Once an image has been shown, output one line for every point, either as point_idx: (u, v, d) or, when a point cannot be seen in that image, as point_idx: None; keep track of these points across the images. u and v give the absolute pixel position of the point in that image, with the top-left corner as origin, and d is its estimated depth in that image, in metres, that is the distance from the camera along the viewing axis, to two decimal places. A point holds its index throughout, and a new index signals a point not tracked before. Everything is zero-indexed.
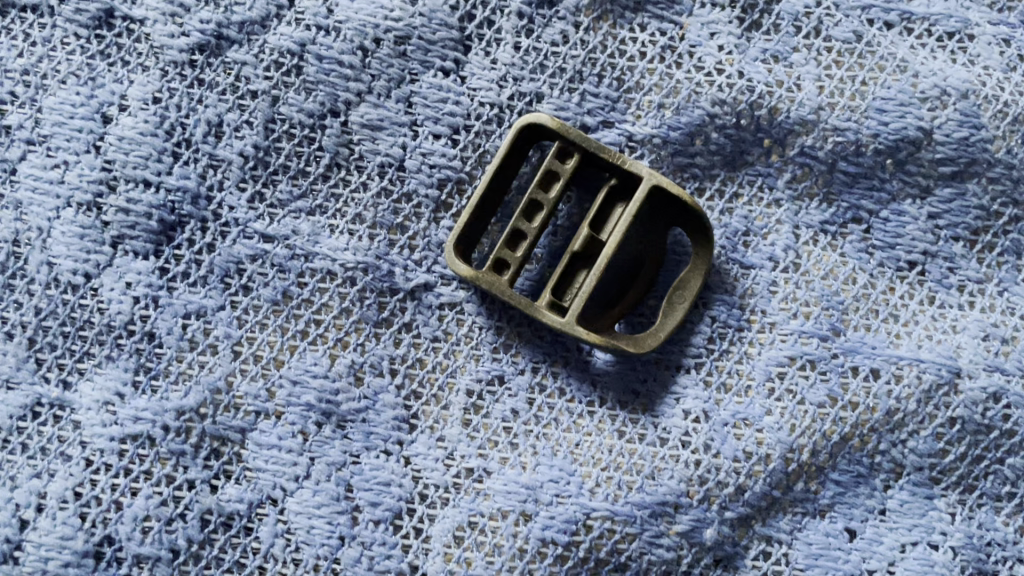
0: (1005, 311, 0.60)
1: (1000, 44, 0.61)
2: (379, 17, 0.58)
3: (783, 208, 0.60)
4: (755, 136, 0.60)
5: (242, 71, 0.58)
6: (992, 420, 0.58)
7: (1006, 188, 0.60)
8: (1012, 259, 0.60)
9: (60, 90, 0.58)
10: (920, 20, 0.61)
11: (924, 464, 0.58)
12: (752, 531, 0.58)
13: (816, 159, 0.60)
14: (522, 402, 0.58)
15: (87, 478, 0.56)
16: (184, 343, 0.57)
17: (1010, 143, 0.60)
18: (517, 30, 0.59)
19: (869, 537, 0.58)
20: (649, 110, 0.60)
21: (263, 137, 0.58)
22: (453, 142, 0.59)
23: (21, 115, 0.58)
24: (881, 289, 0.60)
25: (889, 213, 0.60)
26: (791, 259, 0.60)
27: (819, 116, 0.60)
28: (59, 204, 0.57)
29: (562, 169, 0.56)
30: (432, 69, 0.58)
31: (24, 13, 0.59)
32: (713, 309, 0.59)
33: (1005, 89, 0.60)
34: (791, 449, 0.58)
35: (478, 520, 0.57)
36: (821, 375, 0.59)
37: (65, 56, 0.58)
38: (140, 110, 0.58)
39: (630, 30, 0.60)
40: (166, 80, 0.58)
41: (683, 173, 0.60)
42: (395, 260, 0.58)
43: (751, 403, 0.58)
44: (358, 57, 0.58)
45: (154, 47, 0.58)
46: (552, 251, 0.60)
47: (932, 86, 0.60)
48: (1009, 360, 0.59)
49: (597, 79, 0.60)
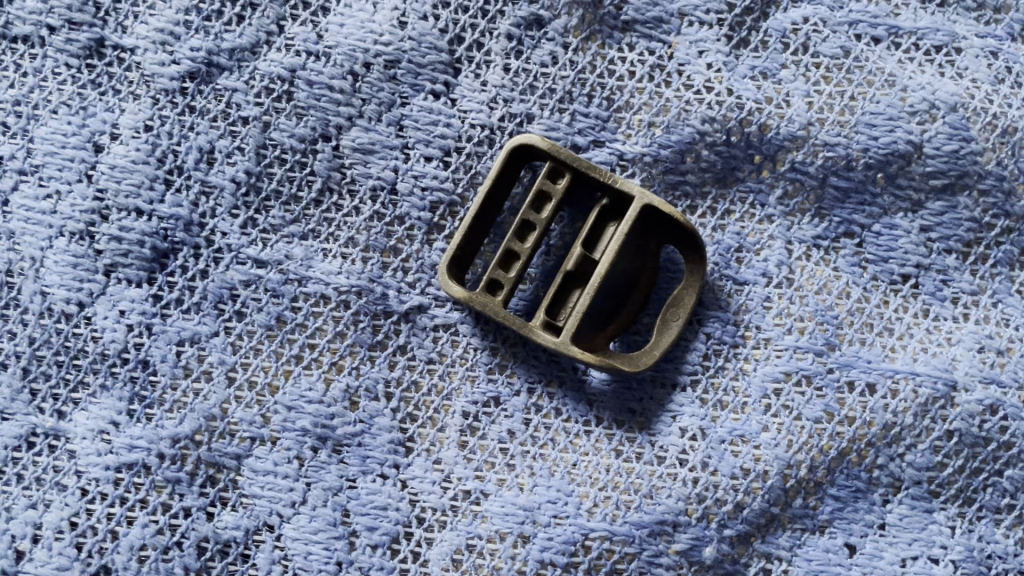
0: (1000, 323, 0.60)
1: (988, 56, 0.62)
2: (368, 41, 0.58)
3: (775, 223, 0.60)
4: (745, 152, 0.60)
5: (233, 98, 0.58)
6: (990, 432, 0.58)
7: (997, 200, 0.60)
8: (1005, 271, 0.60)
9: (52, 120, 0.58)
10: (907, 34, 0.62)
11: (922, 477, 0.58)
12: (751, 548, 0.58)
13: (807, 175, 0.60)
14: (518, 422, 0.58)
15: (83, 508, 0.56)
16: (179, 370, 0.57)
17: (1000, 154, 0.60)
18: (506, 52, 0.60)
19: (869, 552, 0.58)
20: (639, 129, 0.60)
21: (255, 163, 0.58)
22: (445, 164, 0.59)
23: (12, 146, 0.58)
24: (875, 303, 0.60)
25: (881, 227, 0.60)
26: (784, 274, 0.60)
27: (809, 131, 0.60)
28: (52, 233, 0.57)
29: (554, 189, 0.56)
30: (422, 92, 0.59)
31: (15, 44, 0.59)
32: (707, 326, 0.59)
33: (994, 102, 0.61)
34: (789, 465, 0.58)
35: (476, 543, 0.57)
36: (818, 391, 0.59)
37: (57, 86, 0.58)
38: (132, 138, 0.58)
39: (619, 50, 0.61)
40: (157, 108, 0.58)
41: (674, 190, 0.60)
42: (389, 282, 0.58)
43: (748, 420, 0.58)
44: (349, 82, 0.58)
45: (144, 75, 0.58)
46: (546, 271, 0.60)
47: (921, 99, 0.60)
48: (1005, 371, 0.59)
49: (587, 99, 0.60)
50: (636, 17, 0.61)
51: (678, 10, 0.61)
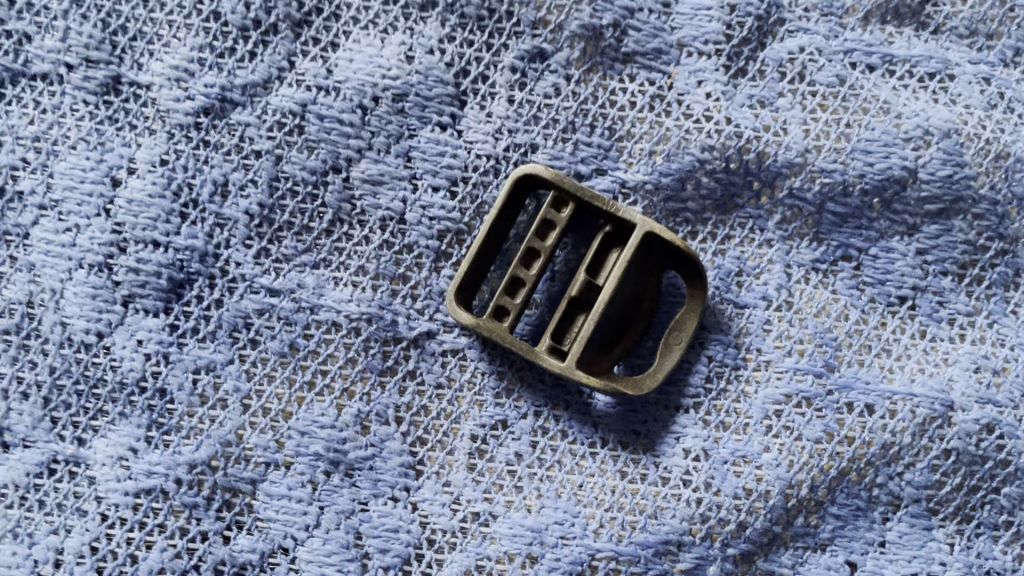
0: (996, 343, 0.61)
1: (981, 82, 0.63)
2: (376, 76, 0.60)
3: (774, 248, 0.62)
4: (744, 179, 0.62)
5: (246, 132, 0.60)
6: (986, 450, 0.60)
7: (991, 223, 0.62)
8: (1000, 292, 0.62)
9: (70, 155, 0.60)
10: (902, 62, 0.63)
11: (921, 496, 0.59)
12: (754, 566, 0.59)
13: (804, 201, 0.62)
14: (525, 445, 0.59)
15: (103, 533, 0.58)
16: (195, 397, 0.58)
17: (994, 179, 0.62)
18: (511, 84, 0.61)
19: (870, 569, 0.59)
20: (640, 157, 0.62)
21: (268, 195, 0.60)
22: (452, 194, 0.60)
23: (33, 181, 0.60)
24: (873, 325, 0.61)
25: (877, 251, 0.62)
26: (783, 297, 0.61)
27: (806, 158, 0.62)
28: (71, 266, 0.59)
29: (558, 217, 0.58)
30: (429, 124, 0.60)
31: (34, 81, 0.61)
32: (709, 348, 0.61)
33: (986, 127, 0.62)
34: (790, 484, 0.59)
35: (485, 564, 0.58)
36: (818, 412, 0.60)
37: (75, 122, 0.60)
38: (148, 172, 0.59)
39: (620, 81, 0.62)
40: (173, 143, 0.60)
41: (675, 217, 0.62)
42: (398, 309, 0.59)
43: (749, 441, 0.60)
44: (358, 115, 0.60)
45: (160, 111, 0.60)
46: (550, 297, 0.61)
47: (915, 126, 0.62)
48: (1001, 391, 0.60)
49: (590, 129, 0.62)
50: (637, 49, 0.62)
51: (677, 41, 0.62)
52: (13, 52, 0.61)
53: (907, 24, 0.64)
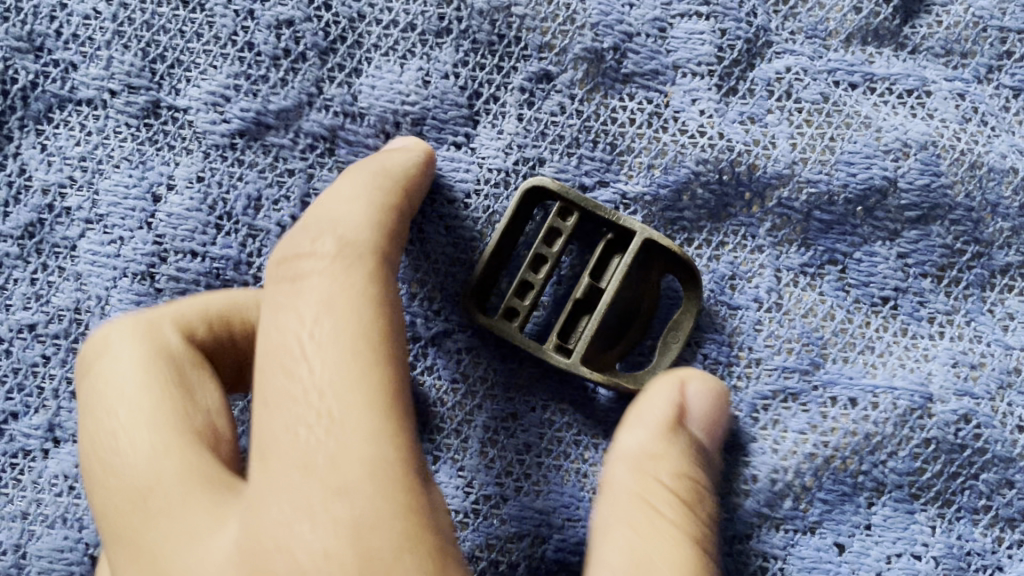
0: (973, 339, 0.66)
1: (956, 98, 0.68)
2: (397, 103, 0.65)
3: (765, 253, 0.66)
4: (736, 190, 0.67)
5: (279, 152, 0.65)
6: (965, 439, 0.64)
7: (967, 228, 0.66)
8: (977, 292, 0.66)
9: (115, 173, 0.65)
10: (881, 80, 0.68)
11: (904, 482, 0.64)
12: (748, 548, 0.63)
13: (793, 209, 0.66)
14: (534, 436, 0.64)
15: None
16: None
17: (968, 187, 0.66)
18: (519, 104, 0.66)
19: (857, 550, 0.63)
20: (639, 170, 0.67)
21: (299, 210, 0.65)
22: (466, 206, 0.65)
23: (79, 197, 0.65)
24: (858, 324, 0.66)
25: (861, 255, 0.66)
26: (773, 299, 0.66)
27: (793, 170, 0.66)
28: (116, 275, 0.64)
29: (564, 225, 0.63)
30: (445, 145, 0.66)
31: (80, 106, 0.66)
32: (704, 347, 0.65)
33: (961, 139, 0.67)
34: (778, 470, 0.64)
35: (495, 542, 0.62)
36: (805, 405, 0.65)
37: (119, 143, 0.66)
38: (186, 188, 0.65)
39: (621, 99, 0.67)
40: (208, 161, 0.65)
41: (673, 225, 0.67)
42: (416, 311, 0.64)
43: (740, 431, 0.65)
44: (381, 140, 0.65)
45: (197, 132, 0.65)
46: (557, 299, 0.66)
47: (894, 139, 0.67)
48: (977, 384, 0.65)
49: (593, 144, 0.67)
50: (635, 70, 0.67)
51: (673, 62, 0.68)
52: (61, 79, 0.66)
53: (887, 45, 0.69)
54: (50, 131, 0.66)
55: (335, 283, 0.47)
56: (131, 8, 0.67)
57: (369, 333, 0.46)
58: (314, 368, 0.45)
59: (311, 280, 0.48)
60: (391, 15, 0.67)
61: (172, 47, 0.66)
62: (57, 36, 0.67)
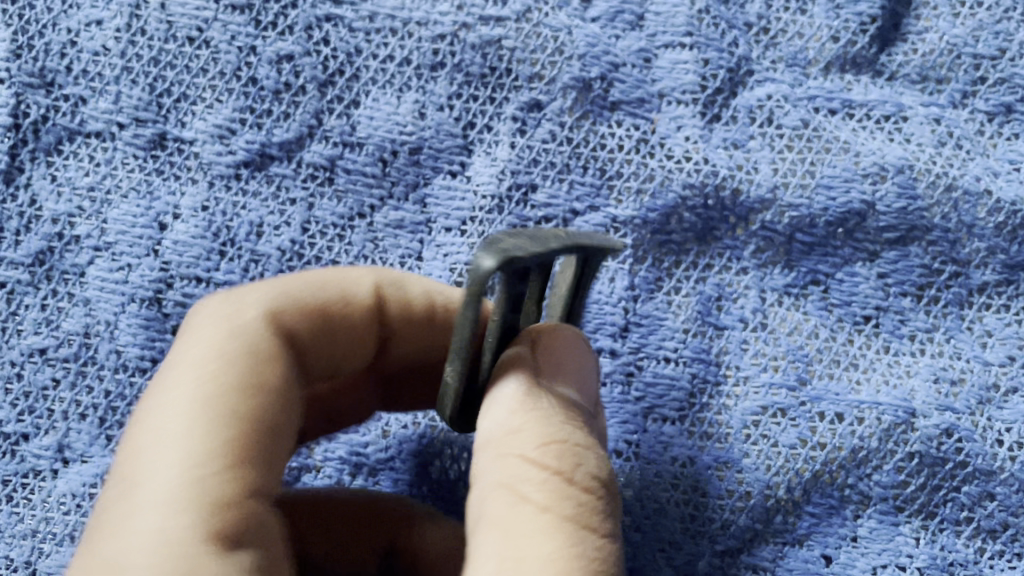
0: (953, 356, 0.68)
1: (932, 123, 0.71)
2: (395, 133, 0.68)
3: (750, 274, 0.69)
4: (721, 213, 0.69)
5: (282, 182, 0.68)
6: (947, 452, 0.66)
7: (944, 248, 0.69)
8: (955, 310, 0.69)
9: (123, 203, 0.68)
10: (860, 106, 0.71)
11: (888, 494, 0.66)
12: (739, 560, 0.65)
13: (776, 232, 0.69)
14: None
15: None
16: None
17: (944, 209, 0.69)
18: (512, 132, 0.69)
19: (844, 562, 0.65)
20: (628, 195, 0.69)
21: (299, 233, 0.67)
22: (462, 232, 0.68)
23: (89, 226, 0.68)
24: (841, 341, 0.68)
25: (843, 275, 0.69)
26: (758, 319, 0.68)
27: (776, 194, 0.69)
28: (124, 300, 0.66)
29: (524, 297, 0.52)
30: (442, 173, 0.68)
31: (89, 138, 0.69)
32: (693, 367, 0.67)
33: (937, 163, 0.70)
34: (768, 485, 0.66)
35: None
36: (792, 421, 0.67)
37: (127, 174, 0.68)
38: (191, 216, 0.67)
39: (609, 127, 0.70)
40: (213, 191, 0.68)
41: (661, 248, 0.69)
42: None
43: (731, 448, 0.66)
44: (379, 168, 0.68)
45: (203, 163, 0.68)
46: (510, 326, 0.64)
47: (872, 163, 0.69)
48: (958, 399, 0.67)
49: (583, 171, 0.69)
50: (622, 98, 0.70)
51: (658, 91, 0.70)
52: (70, 113, 0.69)
53: (864, 73, 0.72)
54: (60, 163, 0.69)
55: (219, 325, 0.53)
56: (138, 45, 0.70)
57: (213, 376, 0.49)
58: (163, 402, 0.49)
59: (200, 320, 0.53)
60: (387, 50, 0.70)
61: (178, 82, 0.69)
62: (67, 72, 0.69)
